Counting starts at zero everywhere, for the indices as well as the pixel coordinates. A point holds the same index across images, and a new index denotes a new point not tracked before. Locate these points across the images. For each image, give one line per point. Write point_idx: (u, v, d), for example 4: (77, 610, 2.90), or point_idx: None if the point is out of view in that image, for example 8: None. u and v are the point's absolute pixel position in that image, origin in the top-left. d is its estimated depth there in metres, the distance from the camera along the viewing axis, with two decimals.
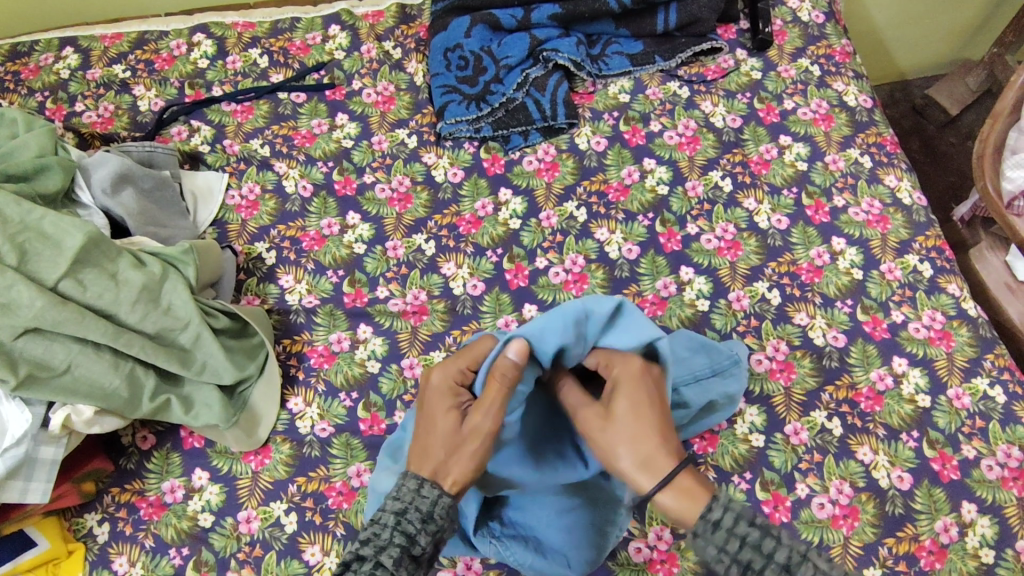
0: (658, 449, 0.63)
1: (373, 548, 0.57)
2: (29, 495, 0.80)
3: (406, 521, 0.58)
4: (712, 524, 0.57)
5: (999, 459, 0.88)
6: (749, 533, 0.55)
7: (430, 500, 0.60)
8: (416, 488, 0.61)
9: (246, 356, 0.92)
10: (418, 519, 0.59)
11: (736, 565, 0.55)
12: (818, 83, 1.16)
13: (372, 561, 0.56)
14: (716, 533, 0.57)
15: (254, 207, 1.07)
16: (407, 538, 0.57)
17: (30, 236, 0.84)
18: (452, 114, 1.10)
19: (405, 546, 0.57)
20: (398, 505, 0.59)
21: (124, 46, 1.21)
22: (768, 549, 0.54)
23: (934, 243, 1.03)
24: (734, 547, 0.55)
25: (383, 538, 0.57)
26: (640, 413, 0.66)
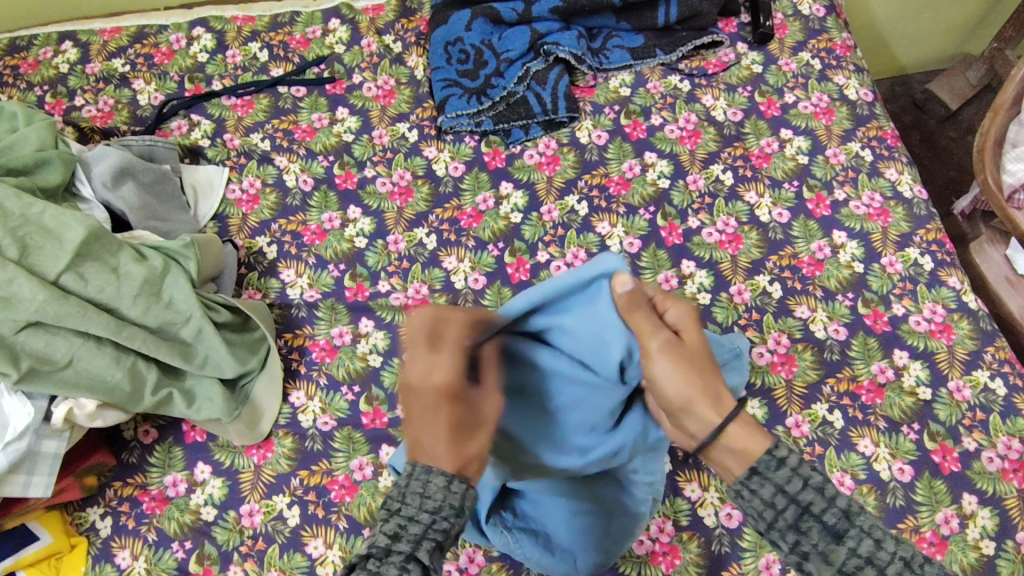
0: (718, 379, 0.59)
1: (409, 543, 0.50)
2: (32, 489, 0.79)
3: (441, 519, 0.50)
4: (776, 461, 0.53)
5: (999, 451, 0.89)
6: (812, 474, 0.51)
7: (462, 494, 0.51)
8: (445, 484, 0.51)
9: (248, 350, 0.92)
10: (454, 515, 0.51)
11: (795, 505, 0.51)
12: (819, 77, 1.16)
13: (403, 556, 0.49)
14: (778, 470, 0.52)
15: (255, 201, 1.07)
16: (443, 534, 0.50)
17: (30, 230, 0.83)
18: (453, 108, 1.10)
19: (440, 543, 0.50)
20: (432, 502, 0.50)
21: (123, 40, 1.21)
22: (831, 491, 0.51)
23: (934, 237, 1.03)
24: (795, 487, 0.51)
25: (415, 533, 0.50)
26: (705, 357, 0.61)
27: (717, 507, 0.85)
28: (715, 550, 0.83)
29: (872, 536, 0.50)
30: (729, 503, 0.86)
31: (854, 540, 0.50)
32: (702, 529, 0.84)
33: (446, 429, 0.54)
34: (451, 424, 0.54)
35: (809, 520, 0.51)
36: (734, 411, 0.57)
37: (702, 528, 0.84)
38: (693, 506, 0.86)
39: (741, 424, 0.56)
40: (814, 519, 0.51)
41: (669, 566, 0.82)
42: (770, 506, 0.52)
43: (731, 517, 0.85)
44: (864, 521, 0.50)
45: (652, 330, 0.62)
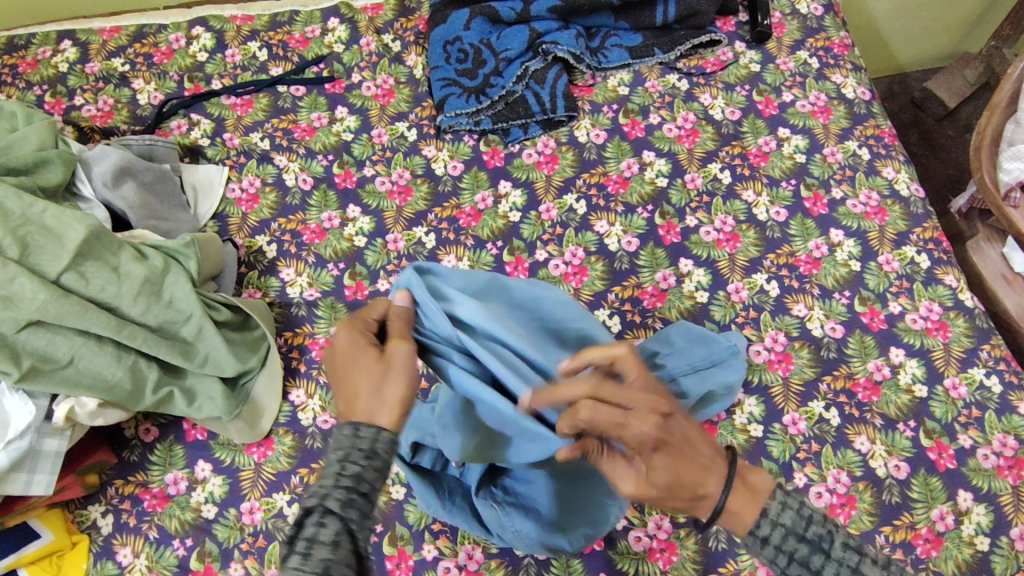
0: (705, 477, 0.56)
1: (317, 497, 0.53)
2: (33, 487, 0.80)
3: (350, 463, 0.54)
4: (760, 539, 0.56)
5: (995, 448, 0.89)
6: None
7: (370, 438, 0.55)
8: (352, 432, 0.56)
9: (248, 348, 0.93)
10: (362, 458, 0.55)
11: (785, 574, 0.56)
12: (816, 76, 1.17)
13: (317, 511, 0.53)
14: None
15: (254, 200, 1.07)
16: (352, 479, 0.54)
17: (32, 229, 0.84)
18: (452, 107, 1.10)
19: (351, 488, 0.53)
20: (340, 450, 0.55)
21: (123, 39, 1.21)
22: None
23: (931, 235, 1.03)
24: (781, 561, 0.56)
25: (327, 486, 0.53)
26: (680, 454, 0.55)
27: None
28: (711, 547, 0.84)
29: None
30: None
31: None
32: (699, 526, 0.85)
33: (362, 385, 0.58)
34: (369, 379, 0.58)
35: None
36: (729, 480, 0.57)
37: (698, 525, 0.85)
38: None
39: (736, 496, 0.56)
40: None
41: (667, 563, 0.83)
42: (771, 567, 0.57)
43: None
44: None
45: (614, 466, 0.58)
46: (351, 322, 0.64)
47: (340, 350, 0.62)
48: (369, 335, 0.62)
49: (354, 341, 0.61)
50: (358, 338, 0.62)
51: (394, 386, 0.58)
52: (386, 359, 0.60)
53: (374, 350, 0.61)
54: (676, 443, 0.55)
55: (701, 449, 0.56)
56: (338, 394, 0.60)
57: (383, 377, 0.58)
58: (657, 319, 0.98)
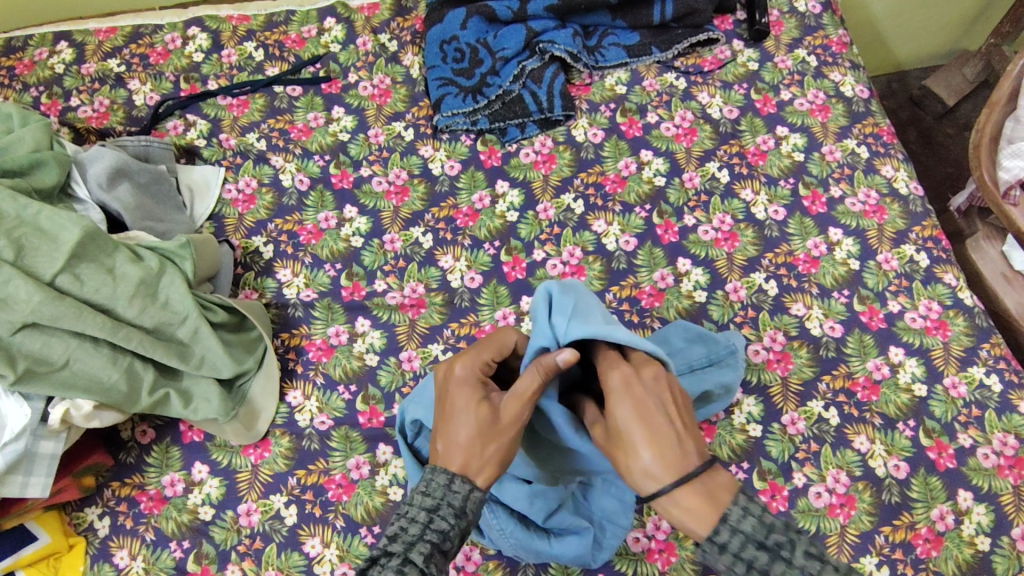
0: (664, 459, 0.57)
1: (402, 544, 0.56)
2: (29, 489, 0.80)
3: (438, 518, 0.57)
4: (719, 546, 0.54)
5: (994, 447, 0.89)
6: (756, 556, 0.53)
7: (462, 495, 0.58)
8: (447, 483, 0.59)
9: (245, 350, 0.93)
10: (450, 517, 0.57)
11: None
12: (815, 74, 1.16)
13: (399, 556, 0.55)
14: (722, 555, 0.54)
15: (251, 201, 1.07)
16: (439, 535, 0.56)
17: (26, 231, 0.84)
18: (449, 106, 1.10)
19: (436, 543, 0.56)
20: (430, 501, 0.58)
21: (118, 40, 1.21)
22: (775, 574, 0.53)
23: (930, 233, 1.03)
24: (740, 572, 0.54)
25: (413, 534, 0.56)
26: (642, 410, 0.60)
27: None
28: None
29: None
30: None
31: None
32: None
33: (464, 431, 0.62)
34: (469, 426, 0.62)
35: None
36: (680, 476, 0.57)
37: None
38: None
39: (688, 489, 0.56)
40: None
41: (666, 563, 0.83)
42: None
43: None
44: None
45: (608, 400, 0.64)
46: (471, 359, 0.68)
47: (455, 382, 0.66)
48: (484, 385, 0.66)
49: (467, 384, 0.65)
50: (473, 382, 0.66)
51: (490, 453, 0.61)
52: (495, 422, 0.62)
53: (486, 406, 0.64)
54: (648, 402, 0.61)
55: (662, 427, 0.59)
56: (440, 429, 0.64)
57: (484, 436, 0.61)
58: (655, 319, 0.97)
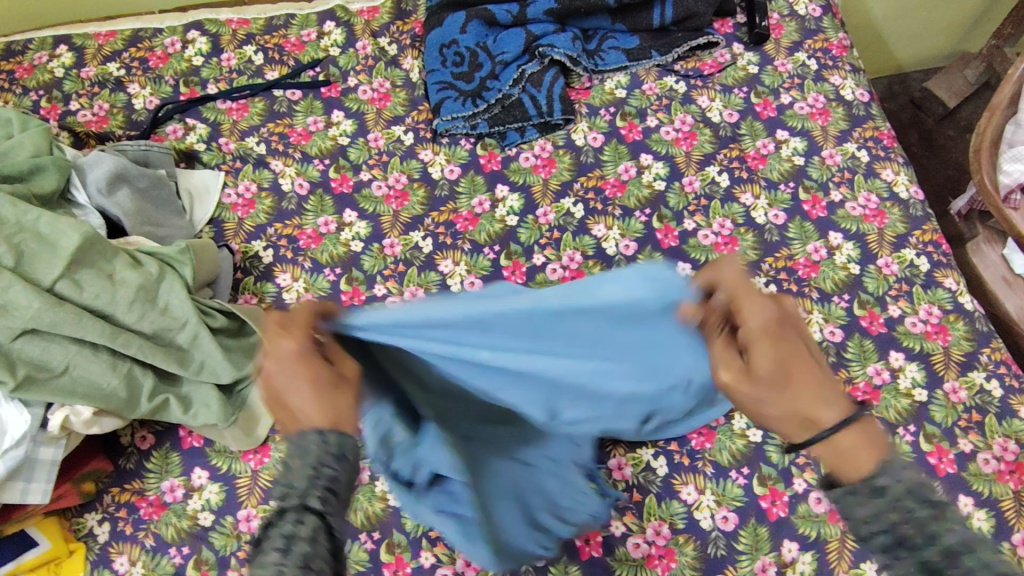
0: (816, 404, 0.52)
1: (293, 496, 0.52)
2: (30, 496, 0.79)
3: (326, 467, 0.53)
4: (877, 486, 0.48)
5: (995, 452, 0.89)
6: (916, 507, 0.48)
7: (338, 444, 0.54)
8: (319, 439, 0.54)
9: (245, 354, 0.92)
10: (334, 461, 0.54)
11: (889, 535, 0.48)
12: (815, 77, 1.16)
13: (295, 509, 0.51)
14: (875, 499, 0.48)
15: (250, 205, 1.07)
16: (333, 480, 0.53)
17: (26, 237, 0.84)
18: (449, 110, 1.10)
19: (330, 487, 0.52)
20: (308, 461, 0.53)
21: (118, 44, 1.21)
22: (936, 530, 0.47)
23: (930, 237, 1.03)
24: (894, 518, 0.48)
25: (303, 486, 0.52)
26: (790, 355, 0.52)
27: (713, 510, 0.86)
28: (710, 553, 0.83)
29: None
30: (725, 505, 0.86)
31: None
32: (699, 532, 0.85)
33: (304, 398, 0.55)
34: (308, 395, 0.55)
35: (906, 552, 0.47)
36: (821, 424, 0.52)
37: (697, 532, 0.85)
38: (689, 509, 0.86)
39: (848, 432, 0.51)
40: (910, 553, 0.47)
41: (666, 569, 0.83)
42: (865, 527, 0.49)
43: (727, 519, 0.85)
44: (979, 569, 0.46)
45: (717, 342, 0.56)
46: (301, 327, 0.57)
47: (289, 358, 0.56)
48: (315, 352, 0.58)
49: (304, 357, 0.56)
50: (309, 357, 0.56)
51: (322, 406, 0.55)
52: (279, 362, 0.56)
53: (319, 365, 0.57)
54: (796, 347, 0.52)
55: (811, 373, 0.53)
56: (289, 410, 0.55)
57: (329, 400, 0.55)
58: None
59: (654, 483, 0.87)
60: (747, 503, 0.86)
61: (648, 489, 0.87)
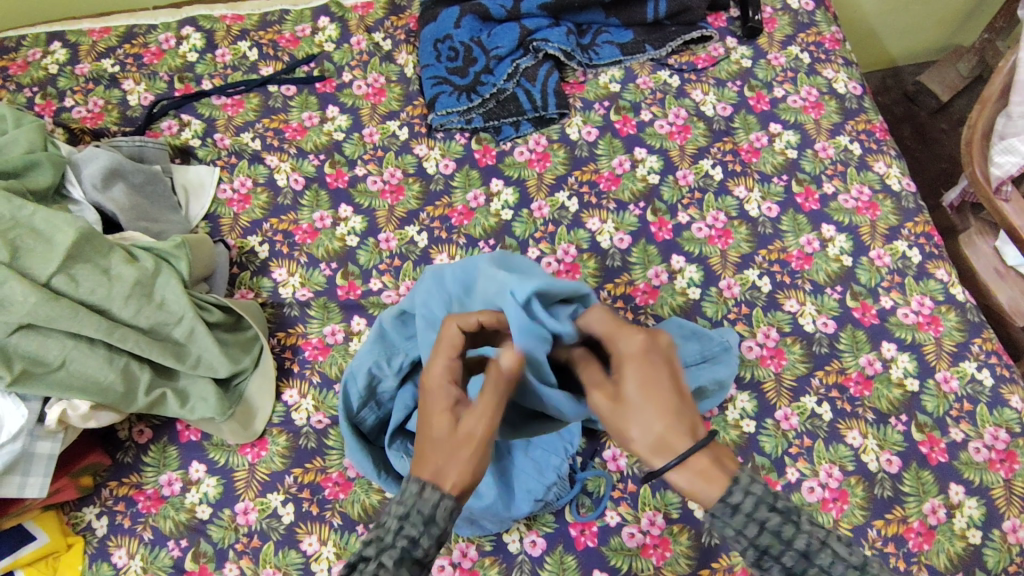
0: (670, 427, 0.57)
1: (375, 549, 0.53)
2: (27, 490, 0.80)
3: (410, 524, 0.53)
4: (732, 508, 0.53)
5: (986, 441, 0.90)
6: (769, 518, 0.53)
7: (432, 502, 0.54)
8: (418, 490, 0.55)
9: (241, 349, 0.93)
10: (420, 523, 0.53)
11: (754, 550, 0.53)
12: (808, 71, 1.17)
13: (373, 561, 0.52)
14: (735, 517, 0.53)
15: (246, 201, 1.07)
16: (410, 541, 0.53)
17: (21, 232, 0.84)
18: (443, 105, 1.10)
19: (409, 549, 0.52)
20: (402, 509, 0.54)
21: (113, 40, 1.21)
22: (789, 536, 0.52)
23: (922, 230, 1.04)
24: (753, 532, 0.53)
25: (386, 540, 0.53)
26: (649, 380, 0.59)
27: None
28: (704, 542, 0.84)
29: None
30: None
31: None
32: (692, 521, 0.85)
33: (437, 440, 0.57)
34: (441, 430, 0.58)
35: (770, 560, 0.53)
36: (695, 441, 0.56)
37: (691, 521, 0.85)
38: (683, 499, 0.86)
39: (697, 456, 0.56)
40: (773, 561, 0.53)
41: (661, 558, 0.83)
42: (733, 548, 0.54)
43: None
44: (823, 560, 0.52)
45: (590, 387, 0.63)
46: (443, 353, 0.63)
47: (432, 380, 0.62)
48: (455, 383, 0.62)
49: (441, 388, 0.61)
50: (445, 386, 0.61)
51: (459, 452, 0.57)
52: (461, 426, 0.58)
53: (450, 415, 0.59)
54: (658, 372, 0.59)
55: (674, 392, 0.58)
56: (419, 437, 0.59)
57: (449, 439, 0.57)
58: (649, 316, 0.98)
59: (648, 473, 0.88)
60: None
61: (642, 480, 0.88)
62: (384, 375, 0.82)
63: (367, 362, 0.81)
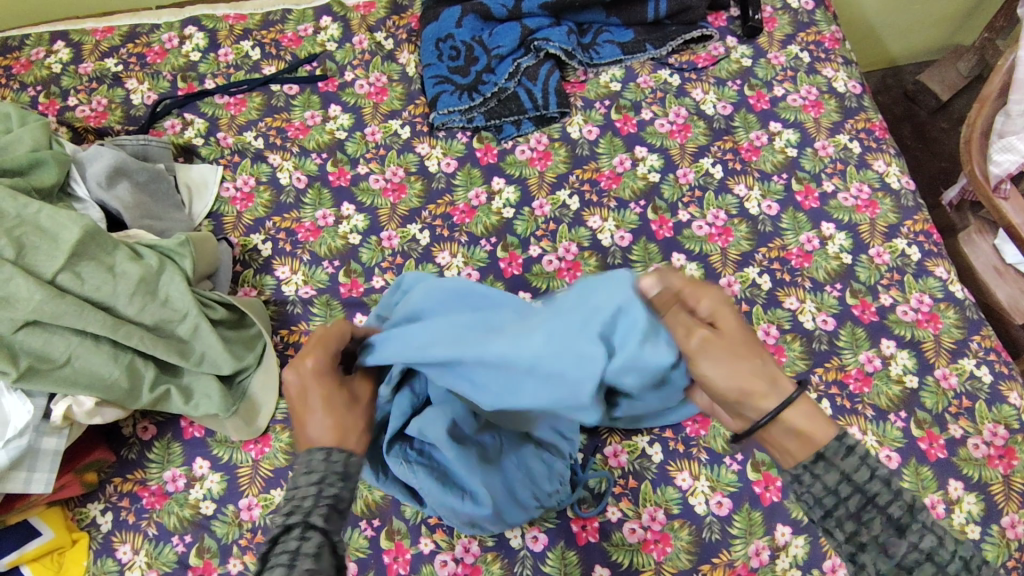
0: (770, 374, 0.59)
1: (299, 515, 0.56)
2: (33, 485, 0.80)
3: (328, 486, 0.59)
4: (847, 449, 0.56)
5: (985, 437, 0.90)
6: (879, 467, 0.55)
7: (342, 461, 0.60)
8: (327, 455, 0.60)
9: (245, 346, 0.93)
10: (338, 481, 0.59)
11: (860, 495, 0.55)
12: (808, 70, 1.17)
13: (300, 525, 0.56)
14: (848, 458, 0.56)
15: (249, 199, 1.08)
16: (332, 499, 0.58)
17: (27, 230, 0.84)
18: (445, 104, 1.11)
19: (333, 503, 0.58)
20: (316, 474, 0.59)
21: (116, 39, 1.21)
22: (897, 486, 0.55)
23: (921, 227, 1.04)
24: (863, 476, 0.55)
25: (309, 503, 0.57)
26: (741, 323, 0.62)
27: (707, 495, 0.87)
28: (704, 538, 0.85)
29: (932, 531, 0.54)
30: (719, 491, 0.87)
31: (916, 535, 0.54)
32: (693, 517, 0.86)
33: (326, 410, 0.63)
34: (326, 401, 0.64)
35: (874, 510, 0.55)
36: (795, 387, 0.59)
37: (692, 517, 0.86)
38: (684, 495, 0.87)
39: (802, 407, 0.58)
40: (877, 510, 0.55)
41: (662, 553, 0.84)
42: (832, 492, 0.56)
43: (721, 505, 0.86)
44: (926, 517, 0.54)
45: (690, 328, 0.60)
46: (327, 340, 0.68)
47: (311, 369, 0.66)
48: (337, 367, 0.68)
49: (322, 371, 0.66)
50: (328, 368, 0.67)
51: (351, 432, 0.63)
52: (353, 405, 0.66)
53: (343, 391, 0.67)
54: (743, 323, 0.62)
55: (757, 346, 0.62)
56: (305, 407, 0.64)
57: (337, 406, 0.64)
58: None
59: (649, 469, 0.89)
60: (740, 489, 0.87)
61: (643, 476, 0.88)
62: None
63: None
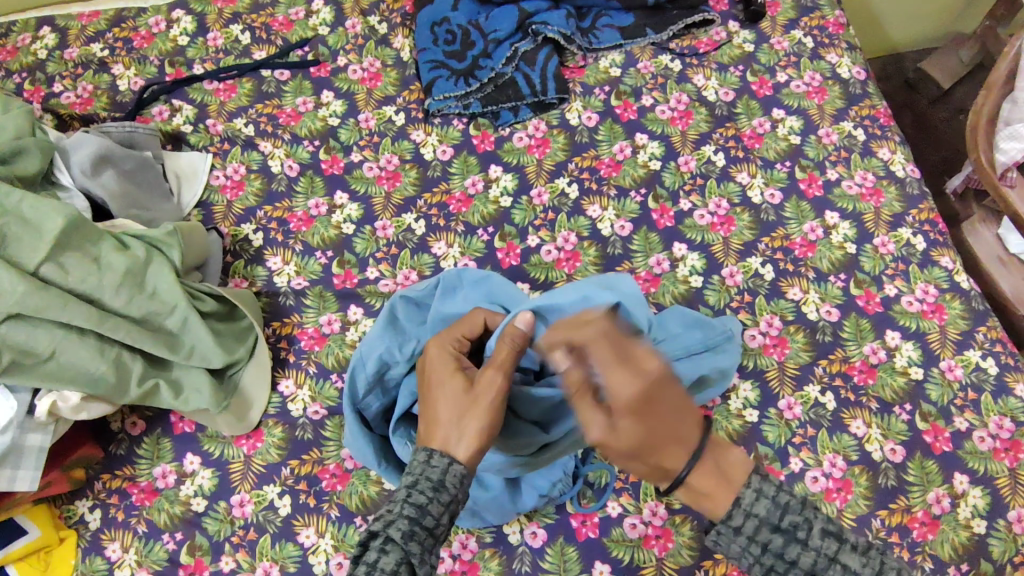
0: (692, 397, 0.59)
1: (383, 523, 0.56)
2: (18, 483, 0.78)
3: (417, 493, 0.57)
4: (734, 529, 0.58)
5: (990, 430, 0.89)
6: (771, 540, 0.57)
7: (440, 469, 0.59)
8: (426, 459, 0.59)
9: (236, 339, 0.91)
10: (430, 490, 0.57)
11: (758, 565, 0.58)
12: (811, 55, 1.15)
13: (381, 536, 0.55)
14: (738, 537, 0.58)
15: (239, 188, 1.05)
16: (417, 509, 0.56)
17: (9, 219, 0.81)
18: (440, 90, 1.08)
19: (414, 518, 0.56)
20: (410, 478, 0.58)
21: (102, 24, 1.18)
22: (790, 555, 0.56)
23: (926, 217, 1.02)
24: (755, 551, 0.57)
25: (393, 512, 0.56)
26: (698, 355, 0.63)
27: None
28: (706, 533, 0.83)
29: None
30: None
31: None
32: (695, 512, 0.84)
33: (445, 410, 0.63)
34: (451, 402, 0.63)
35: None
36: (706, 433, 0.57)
37: (693, 512, 0.84)
38: None
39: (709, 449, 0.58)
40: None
41: (663, 549, 0.82)
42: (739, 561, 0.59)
43: None
44: None
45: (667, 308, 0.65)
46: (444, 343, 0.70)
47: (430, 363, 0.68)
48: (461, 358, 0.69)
49: (444, 361, 0.67)
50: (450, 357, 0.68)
51: (474, 420, 0.61)
52: (472, 391, 0.63)
53: (461, 376, 0.65)
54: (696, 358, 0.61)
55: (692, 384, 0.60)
56: (424, 409, 0.65)
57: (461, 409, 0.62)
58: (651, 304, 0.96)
59: None
60: None
61: None
62: (395, 361, 0.81)
63: (379, 347, 0.80)
